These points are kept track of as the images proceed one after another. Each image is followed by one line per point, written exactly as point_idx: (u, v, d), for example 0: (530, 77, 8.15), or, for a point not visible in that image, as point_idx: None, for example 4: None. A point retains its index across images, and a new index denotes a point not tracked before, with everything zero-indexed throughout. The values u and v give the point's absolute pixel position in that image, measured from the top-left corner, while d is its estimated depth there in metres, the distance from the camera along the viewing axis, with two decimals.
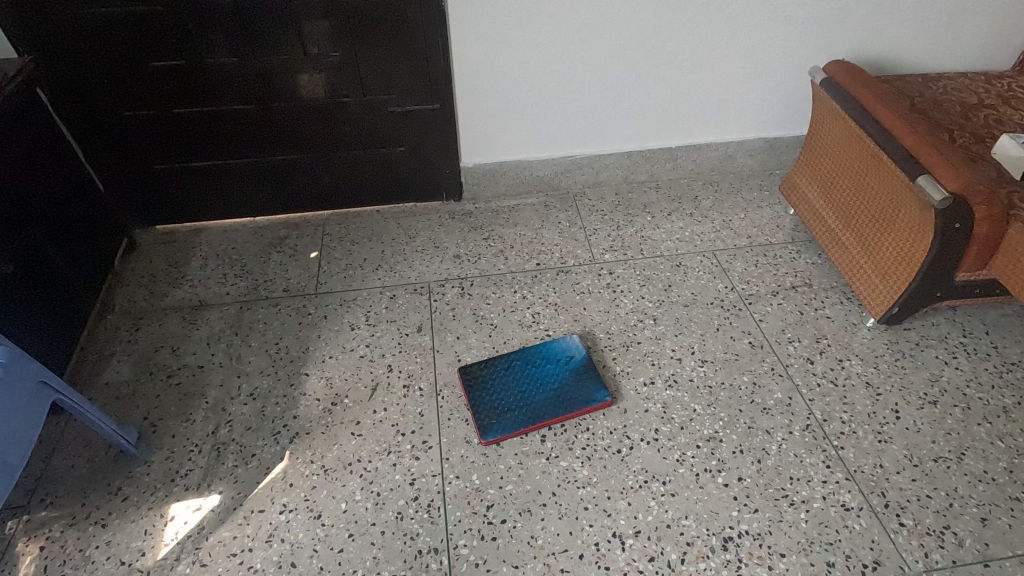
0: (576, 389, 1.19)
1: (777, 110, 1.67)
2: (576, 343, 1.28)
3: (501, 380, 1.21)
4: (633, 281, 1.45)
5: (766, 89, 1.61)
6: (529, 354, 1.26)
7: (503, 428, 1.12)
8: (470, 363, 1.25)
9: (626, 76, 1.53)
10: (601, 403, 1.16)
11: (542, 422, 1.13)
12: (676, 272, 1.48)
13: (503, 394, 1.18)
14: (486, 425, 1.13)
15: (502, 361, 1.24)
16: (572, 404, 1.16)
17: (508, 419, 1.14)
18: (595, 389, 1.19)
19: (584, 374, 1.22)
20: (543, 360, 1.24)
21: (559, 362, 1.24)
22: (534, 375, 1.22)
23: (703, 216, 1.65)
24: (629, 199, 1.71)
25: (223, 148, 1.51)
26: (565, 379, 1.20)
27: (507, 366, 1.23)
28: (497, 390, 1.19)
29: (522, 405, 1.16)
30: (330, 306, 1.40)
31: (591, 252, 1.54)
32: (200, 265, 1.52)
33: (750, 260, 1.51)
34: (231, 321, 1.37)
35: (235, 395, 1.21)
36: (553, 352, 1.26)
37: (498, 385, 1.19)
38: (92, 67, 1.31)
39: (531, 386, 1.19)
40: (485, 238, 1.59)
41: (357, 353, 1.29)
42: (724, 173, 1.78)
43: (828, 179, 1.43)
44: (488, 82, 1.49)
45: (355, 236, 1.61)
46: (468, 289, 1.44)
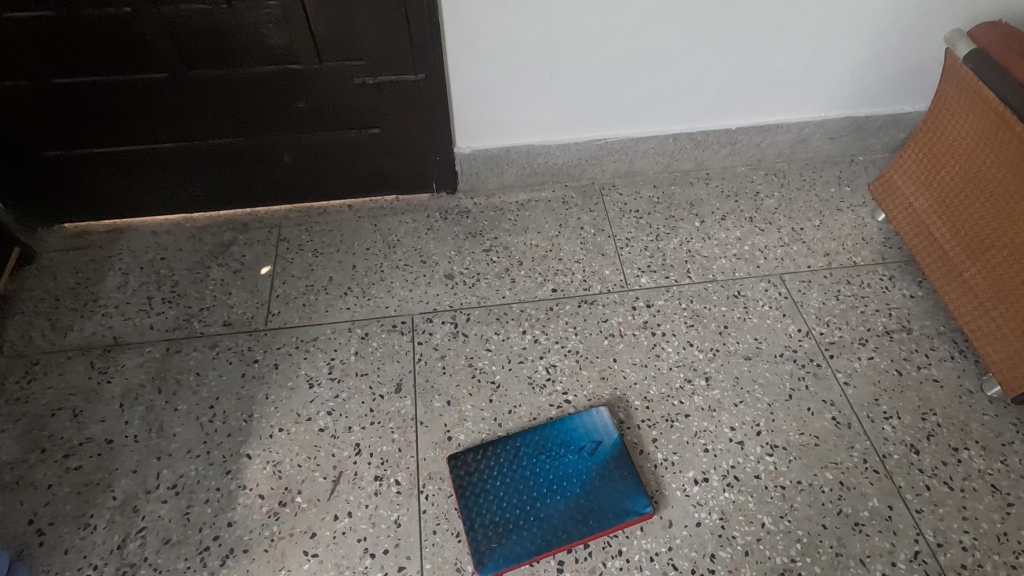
0: (604, 495, 0.89)
1: (878, 80, 1.25)
2: (605, 419, 0.97)
3: (505, 480, 0.91)
4: (677, 320, 1.12)
5: (870, 52, 1.19)
6: (543, 437, 0.95)
7: (505, 558, 0.84)
8: (465, 449, 0.95)
9: (682, 34, 1.11)
10: (638, 517, 0.87)
11: (559, 547, 0.85)
12: (733, 305, 1.14)
13: (507, 503, 0.89)
14: (484, 551, 0.85)
15: (506, 449, 0.94)
16: (598, 520, 0.87)
17: (513, 543, 0.85)
18: (630, 495, 0.89)
19: (614, 471, 0.91)
20: (560, 448, 0.94)
21: (582, 452, 0.94)
22: (548, 472, 0.92)
23: (766, 222, 1.28)
24: (671, 194, 1.33)
25: (136, 128, 1.12)
26: (589, 481, 0.91)
27: (513, 456, 0.93)
28: (499, 496, 0.90)
29: (532, 520, 0.87)
30: (282, 351, 1.08)
31: (622, 274, 1.19)
32: (119, 283, 1.18)
33: (830, 290, 1.16)
34: (153, 370, 1.05)
35: (152, 487, 0.91)
36: (574, 435, 0.95)
37: (500, 488, 0.91)
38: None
39: (544, 490, 0.90)
40: (486, 251, 1.23)
41: (315, 423, 0.99)
42: (792, 159, 1.39)
43: (951, 194, 1.06)
44: (485, 36, 1.07)
45: (319, 243, 1.25)
46: (462, 328, 1.11)
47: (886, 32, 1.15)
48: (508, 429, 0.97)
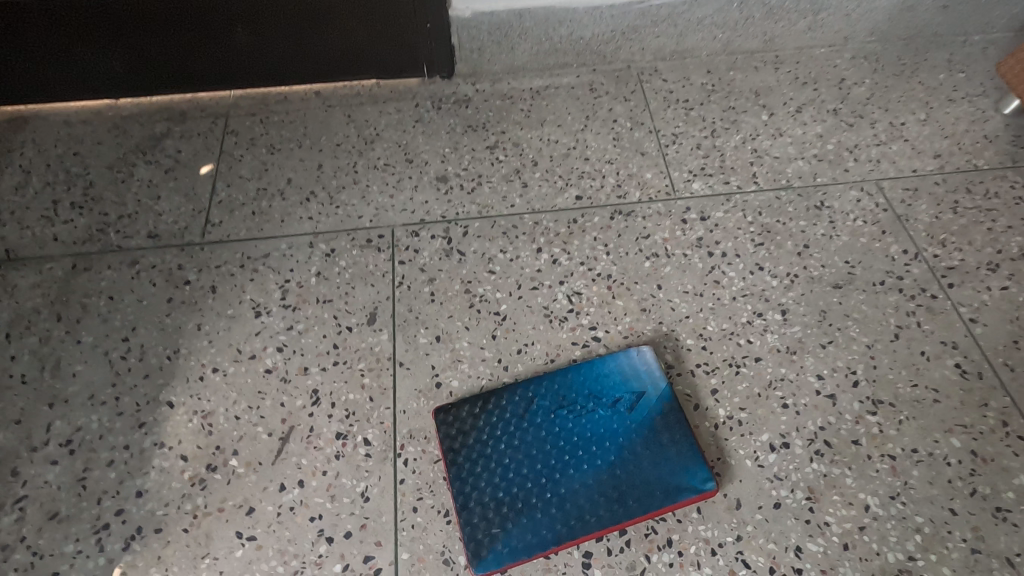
0: (648, 466, 0.65)
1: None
2: (650, 363, 0.71)
3: (512, 443, 0.67)
4: (740, 237, 0.85)
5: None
6: (563, 387, 0.70)
7: (510, 550, 0.61)
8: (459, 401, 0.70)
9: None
10: (695, 498, 0.63)
11: (584, 537, 0.61)
12: (814, 219, 0.86)
13: (514, 475, 0.65)
14: (481, 539, 0.62)
15: (513, 402, 0.70)
16: (640, 501, 0.63)
17: (522, 530, 0.62)
18: (684, 467, 0.65)
19: (661, 433, 0.67)
20: (587, 401, 0.69)
21: (617, 407, 0.69)
22: (570, 433, 0.67)
23: (856, 115, 0.98)
24: (730, 81, 1.03)
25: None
26: (628, 447, 0.66)
27: (523, 411, 0.69)
28: (503, 465, 0.66)
29: (548, 499, 0.64)
30: (220, 270, 0.83)
31: (667, 179, 0.91)
32: (18, 184, 0.92)
33: (945, 200, 0.87)
34: (52, 292, 0.80)
35: (39, 443, 0.68)
36: (606, 384, 0.70)
37: (504, 453, 0.66)
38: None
39: (564, 458, 0.66)
40: (490, 149, 0.95)
41: (260, 364, 0.75)
42: (887, 38, 1.07)
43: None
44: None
45: (277, 137, 0.97)
46: (457, 245, 0.85)
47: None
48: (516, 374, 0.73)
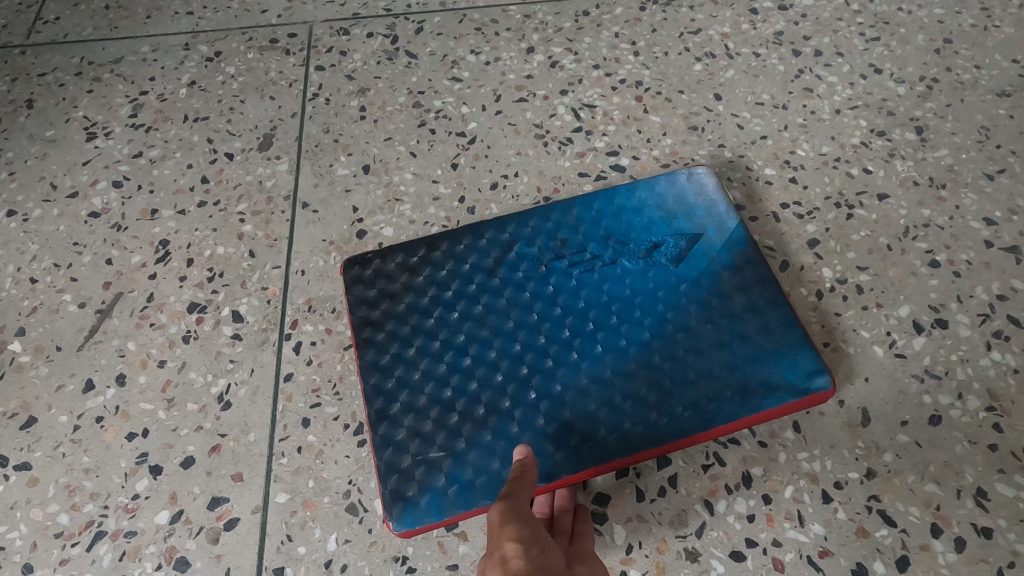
0: (712, 350, 0.37)
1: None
2: (709, 192, 0.43)
3: (471, 312, 0.39)
4: (842, 31, 0.55)
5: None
6: (563, 227, 0.42)
7: (460, 489, 0.34)
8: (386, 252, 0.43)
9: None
10: (797, 405, 0.35)
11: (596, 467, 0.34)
12: (957, 6, 0.56)
13: (474, 362, 0.37)
14: (410, 469, 0.34)
15: (478, 250, 0.42)
16: (697, 408, 0.35)
17: (484, 453, 0.35)
18: (777, 353, 0.36)
19: (733, 300, 0.39)
20: (604, 248, 0.41)
21: (656, 257, 0.40)
22: (574, 297, 0.39)
23: None
24: None
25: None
26: (674, 319, 0.38)
27: (494, 264, 0.41)
28: (455, 347, 0.38)
29: (532, 402, 0.36)
30: (45, 80, 0.54)
31: None
32: None
33: None
34: None
35: None
36: (635, 223, 0.42)
37: (458, 328, 0.39)
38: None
39: (563, 336, 0.38)
40: None
41: (83, 205, 0.47)
42: None
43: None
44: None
45: None
46: (405, 46, 0.56)
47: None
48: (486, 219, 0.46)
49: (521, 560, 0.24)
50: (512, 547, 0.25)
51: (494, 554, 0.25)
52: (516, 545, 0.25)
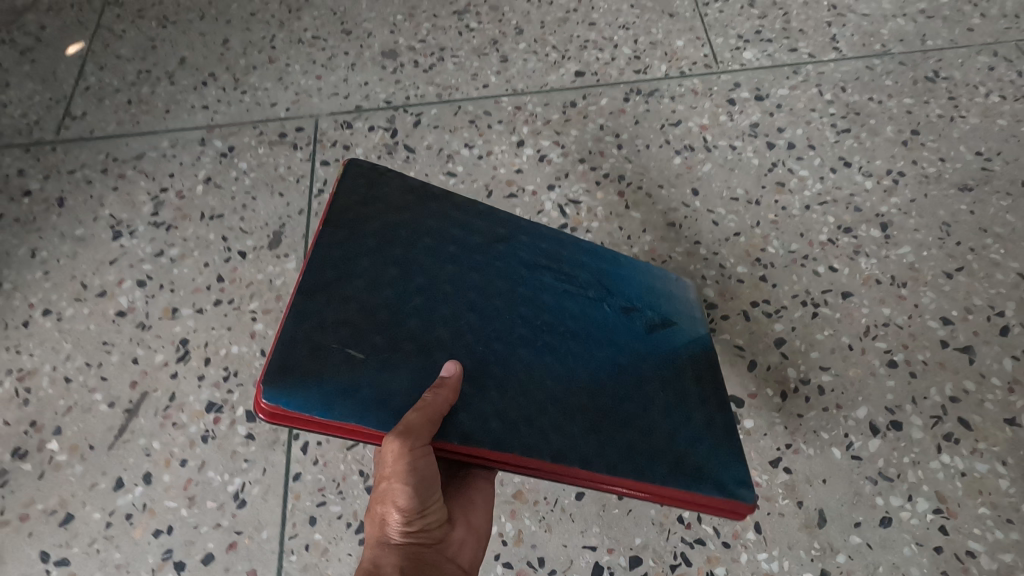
0: (659, 412, 0.38)
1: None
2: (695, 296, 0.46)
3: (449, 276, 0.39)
4: (815, 123, 0.58)
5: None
6: (561, 254, 0.44)
7: (363, 399, 0.34)
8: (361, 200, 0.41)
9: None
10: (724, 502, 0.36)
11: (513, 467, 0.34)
12: (927, 97, 0.59)
13: (427, 318, 0.37)
14: (318, 352, 0.34)
15: (485, 221, 0.44)
16: (630, 451, 0.36)
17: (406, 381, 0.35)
18: (721, 458, 0.38)
19: (688, 382, 0.41)
20: (589, 284, 0.43)
21: (633, 318, 0.42)
22: (546, 309, 0.41)
23: None
24: None
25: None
26: (636, 376, 0.39)
27: (492, 238, 0.43)
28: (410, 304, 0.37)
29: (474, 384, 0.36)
30: (74, 178, 0.59)
31: (709, 45, 0.64)
32: None
33: None
34: None
35: None
36: (625, 283, 0.45)
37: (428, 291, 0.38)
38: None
39: (524, 336, 0.39)
40: (459, 14, 0.69)
41: (111, 303, 0.52)
42: None
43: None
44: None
45: (173, 6, 0.72)
46: (404, 139, 0.60)
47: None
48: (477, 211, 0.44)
49: (398, 531, 0.32)
50: (395, 518, 0.31)
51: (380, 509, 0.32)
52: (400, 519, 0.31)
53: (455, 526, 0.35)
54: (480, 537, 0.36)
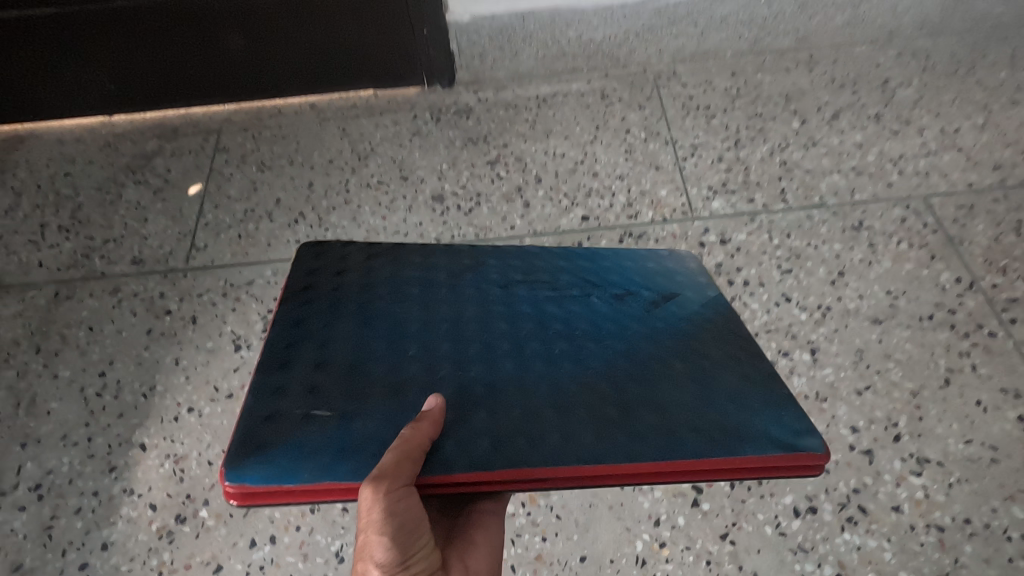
0: (692, 384, 0.52)
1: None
2: (688, 280, 0.68)
3: (479, 319, 0.58)
4: (765, 263, 0.76)
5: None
6: (557, 274, 0.65)
7: (330, 456, 0.46)
8: (387, 292, 0.59)
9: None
10: (782, 460, 0.46)
11: (490, 475, 0.45)
12: (853, 243, 0.76)
13: (421, 370, 0.52)
14: (291, 424, 0.47)
15: (520, 293, 0.62)
16: (664, 429, 0.48)
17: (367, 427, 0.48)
18: (772, 414, 0.50)
19: (707, 359, 0.55)
20: (592, 288, 0.63)
21: (630, 301, 0.62)
22: (567, 316, 0.59)
23: (901, 122, 0.87)
24: (758, 83, 0.94)
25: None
26: (652, 353, 0.55)
27: (533, 300, 0.61)
28: (450, 352, 0.54)
29: (518, 390, 0.51)
30: (202, 300, 0.78)
31: (685, 195, 0.83)
32: (9, 206, 0.90)
33: (1005, 220, 0.76)
34: (35, 323, 0.78)
35: (8, 487, 0.66)
36: (619, 281, 0.65)
37: (461, 339, 0.55)
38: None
39: (553, 339, 0.56)
40: (491, 164, 0.88)
41: (237, 403, 0.70)
42: (939, 32, 0.96)
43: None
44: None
45: (268, 154, 0.93)
46: None
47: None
48: (495, 265, 0.65)
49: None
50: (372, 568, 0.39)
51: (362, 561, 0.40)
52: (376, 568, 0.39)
53: (442, 573, 0.44)
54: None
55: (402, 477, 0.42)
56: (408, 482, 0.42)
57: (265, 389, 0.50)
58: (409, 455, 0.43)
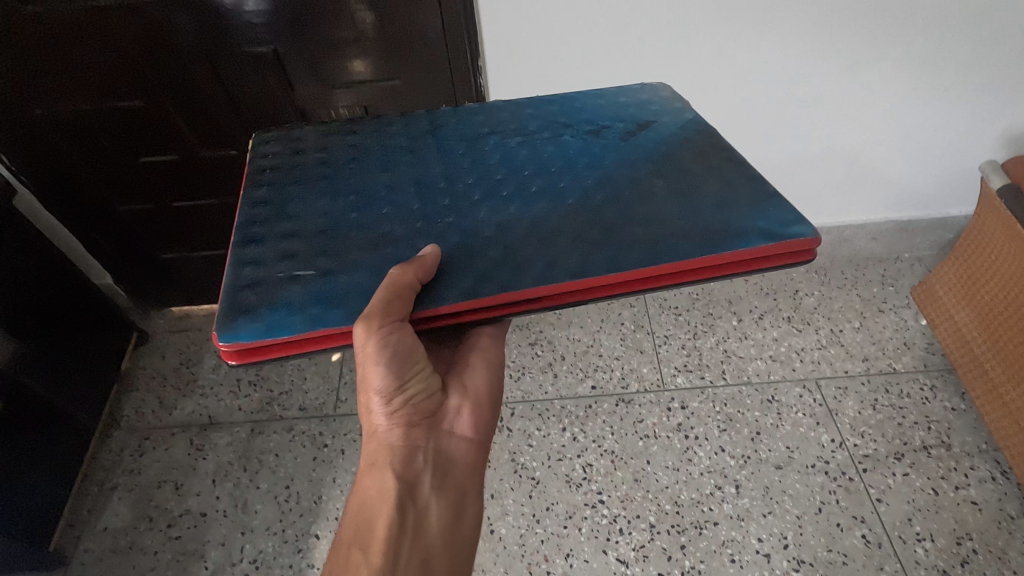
0: (675, 203, 0.62)
1: (950, 139, 1.17)
2: (663, 108, 0.77)
3: (480, 167, 0.70)
4: (710, 423, 1.17)
5: (929, 132, 1.16)
6: (527, 122, 0.77)
7: (316, 311, 0.56)
8: (351, 160, 0.73)
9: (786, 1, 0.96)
10: (770, 247, 0.57)
11: (490, 300, 0.56)
12: (767, 411, 1.18)
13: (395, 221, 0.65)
14: (273, 291, 0.58)
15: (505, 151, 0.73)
16: (651, 243, 0.58)
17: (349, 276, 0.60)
18: (760, 213, 0.60)
19: (681, 177, 0.65)
20: (565, 128, 0.75)
21: (605, 134, 0.73)
22: (549, 155, 0.71)
23: (804, 323, 1.32)
24: (711, 290, 1.40)
25: (217, 234, 1.29)
26: (632, 177, 0.66)
27: (521, 146, 0.73)
28: (461, 196, 0.67)
29: (497, 231, 0.62)
30: (347, 437, 1.22)
31: (659, 372, 1.26)
32: (214, 365, 1.37)
33: (867, 398, 1.18)
34: (240, 450, 1.22)
35: (236, 559, 1.07)
36: (592, 120, 0.76)
37: (425, 185, 0.69)
38: (3, 92, 0.96)
39: (530, 177, 0.68)
40: (532, 344, 1.33)
41: None
42: (834, 256, 1.42)
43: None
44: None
45: None
46: (506, 422, 1.21)
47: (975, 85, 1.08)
48: (456, 127, 0.77)
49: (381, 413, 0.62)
50: (377, 386, 0.60)
51: (366, 387, 0.61)
52: (378, 383, 0.60)
53: (444, 399, 0.68)
54: (477, 397, 0.71)
55: (389, 314, 0.53)
56: (398, 318, 0.54)
57: (251, 264, 0.61)
58: (397, 294, 0.54)
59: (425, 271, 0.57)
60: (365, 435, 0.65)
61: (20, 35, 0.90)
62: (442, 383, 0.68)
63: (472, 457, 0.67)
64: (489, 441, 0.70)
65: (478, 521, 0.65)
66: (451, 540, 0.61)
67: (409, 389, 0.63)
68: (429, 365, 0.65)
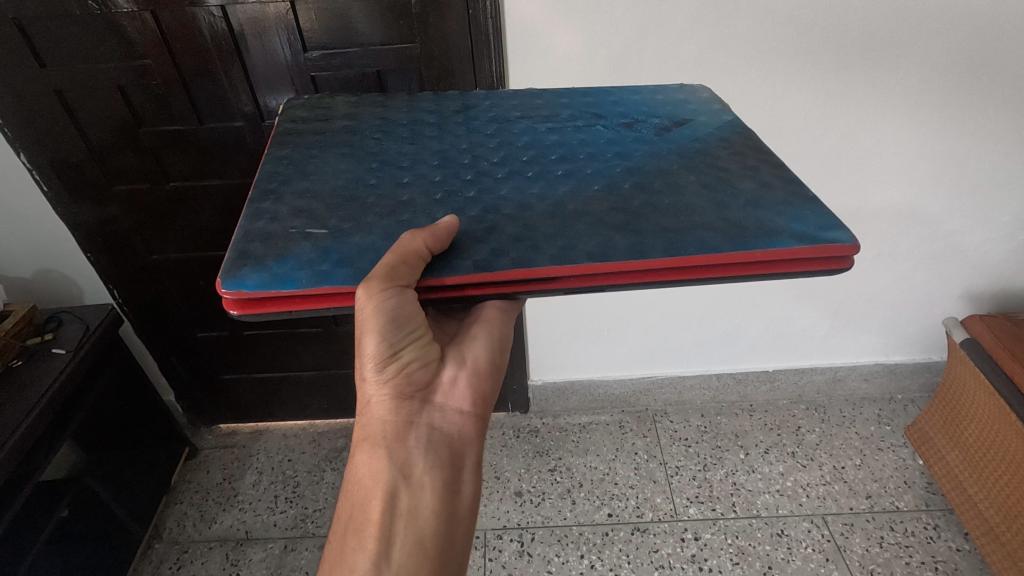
0: (707, 195, 0.61)
1: (932, 287, 1.31)
2: (702, 107, 0.76)
3: (501, 144, 0.70)
4: (722, 555, 1.22)
5: (900, 289, 1.31)
6: (560, 109, 0.77)
7: (326, 270, 0.54)
8: (377, 131, 0.74)
9: None
10: (803, 249, 0.54)
11: (500, 276, 0.54)
12: (778, 546, 1.23)
13: (415, 191, 0.64)
14: (291, 239, 0.57)
15: (537, 133, 0.72)
16: (677, 233, 0.56)
17: (370, 236, 0.58)
18: (797, 214, 0.57)
19: (711, 171, 0.64)
20: (599, 119, 0.74)
21: (639, 128, 0.72)
22: (578, 141, 0.70)
23: (808, 458, 1.40)
24: (718, 424, 1.50)
25: (270, 362, 1.45)
26: (657, 166, 0.65)
27: (554, 128, 0.73)
28: (483, 171, 0.66)
29: (520, 210, 0.60)
30: None
31: (673, 503, 1.33)
32: (254, 481, 1.47)
33: (873, 535, 1.24)
34: (273, 566, 1.28)
35: None
36: (626, 113, 0.75)
37: (448, 159, 0.68)
38: (132, 244, 1.18)
39: (555, 162, 0.67)
40: (551, 471, 1.42)
41: None
42: (832, 396, 1.54)
43: (1008, 445, 1.08)
44: (543, 23, 0.93)
45: None
46: (525, 547, 1.27)
47: (939, 252, 1.24)
48: (488, 110, 0.77)
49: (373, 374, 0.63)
50: (370, 347, 0.60)
51: (360, 348, 0.61)
52: (371, 347, 0.60)
53: (439, 368, 0.68)
54: (476, 369, 0.70)
55: (393, 279, 0.51)
56: (402, 285, 0.52)
57: (262, 215, 0.60)
58: (404, 260, 0.52)
59: (437, 242, 0.54)
60: (358, 405, 0.66)
61: (157, 203, 1.13)
62: (437, 353, 0.68)
63: (465, 429, 0.68)
64: (485, 413, 0.70)
65: (472, 491, 0.66)
66: (442, 510, 0.63)
67: (402, 355, 0.63)
68: (424, 333, 0.64)
